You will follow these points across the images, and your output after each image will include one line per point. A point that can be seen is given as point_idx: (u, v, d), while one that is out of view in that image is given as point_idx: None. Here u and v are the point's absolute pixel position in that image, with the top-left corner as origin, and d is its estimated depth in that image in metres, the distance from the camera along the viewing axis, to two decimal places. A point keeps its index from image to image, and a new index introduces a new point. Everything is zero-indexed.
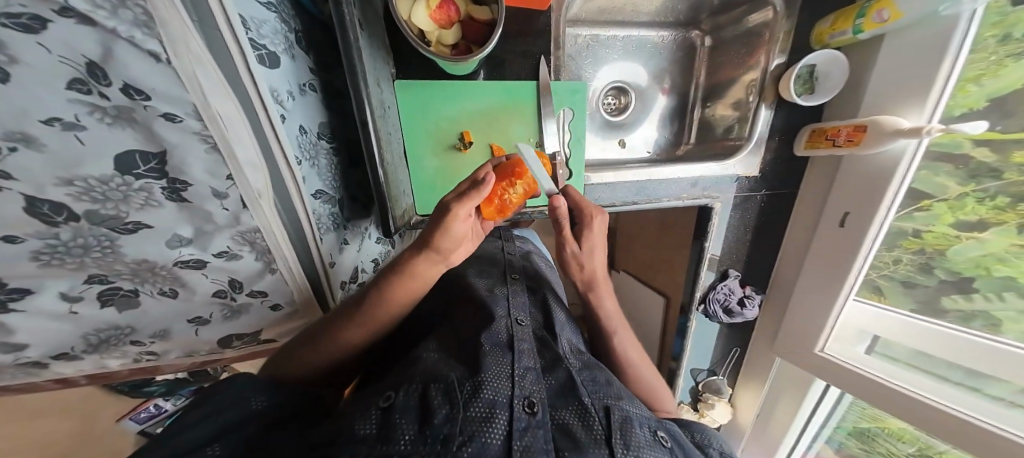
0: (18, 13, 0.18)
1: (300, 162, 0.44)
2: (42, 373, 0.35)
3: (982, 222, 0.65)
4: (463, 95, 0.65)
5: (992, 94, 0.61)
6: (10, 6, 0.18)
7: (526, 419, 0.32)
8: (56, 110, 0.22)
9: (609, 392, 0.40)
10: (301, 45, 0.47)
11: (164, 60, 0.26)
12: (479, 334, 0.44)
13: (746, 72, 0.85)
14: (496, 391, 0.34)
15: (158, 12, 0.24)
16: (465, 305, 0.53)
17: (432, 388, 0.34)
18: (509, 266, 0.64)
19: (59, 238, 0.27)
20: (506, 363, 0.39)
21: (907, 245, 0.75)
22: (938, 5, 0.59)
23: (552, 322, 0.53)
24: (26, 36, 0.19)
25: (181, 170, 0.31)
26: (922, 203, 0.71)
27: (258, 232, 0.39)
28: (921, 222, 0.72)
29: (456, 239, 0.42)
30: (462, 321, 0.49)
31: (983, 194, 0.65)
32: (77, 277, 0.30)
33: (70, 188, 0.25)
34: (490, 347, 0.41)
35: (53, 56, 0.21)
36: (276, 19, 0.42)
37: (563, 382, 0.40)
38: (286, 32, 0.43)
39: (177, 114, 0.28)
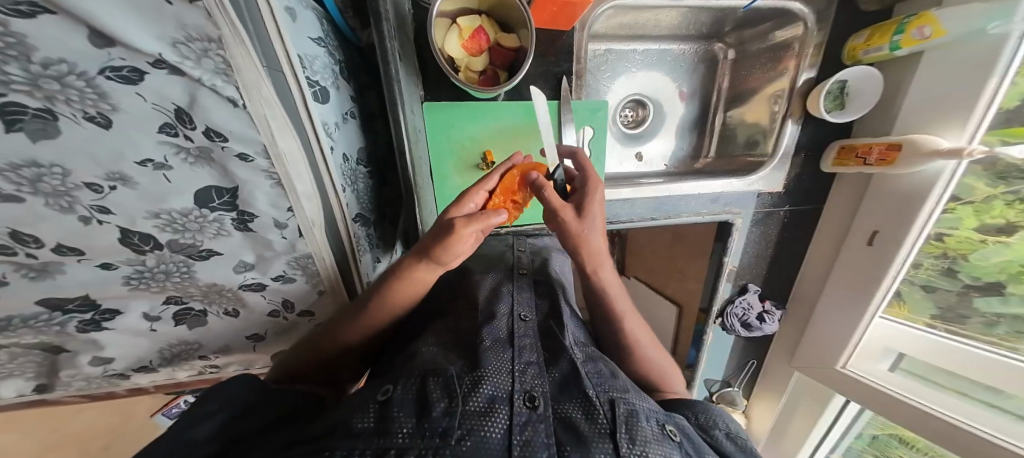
0: (120, 66, 0.21)
1: (344, 189, 0.46)
2: (128, 373, 0.41)
3: (1011, 225, 0.64)
4: (488, 116, 0.66)
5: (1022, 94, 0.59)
6: (113, 60, 0.21)
7: (529, 413, 0.32)
8: (149, 152, 0.26)
9: (614, 384, 0.39)
10: (344, 75, 0.50)
11: (241, 105, 0.28)
12: (480, 330, 0.44)
13: (773, 82, 0.83)
14: (496, 386, 0.34)
15: (236, 61, 0.26)
16: (462, 298, 0.53)
17: (431, 382, 0.33)
18: (517, 262, 0.64)
19: (145, 264, 0.31)
20: (506, 359, 0.39)
21: (930, 250, 0.71)
22: (987, 23, 0.57)
23: (560, 312, 0.53)
24: (128, 87, 0.22)
25: (249, 203, 0.33)
26: (948, 207, 0.67)
27: (311, 257, 0.41)
28: (946, 225, 0.69)
29: (457, 253, 0.41)
30: (462, 314, 0.49)
31: (1013, 197, 0.63)
32: (156, 299, 0.35)
33: (157, 219, 0.29)
34: (490, 343, 0.41)
35: (148, 104, 0.24)
36: (325, 53, 0.44)
37: (568, 374, 0.39)
38: (332, 65, 0.45)
39: (249, 154, 0.31)
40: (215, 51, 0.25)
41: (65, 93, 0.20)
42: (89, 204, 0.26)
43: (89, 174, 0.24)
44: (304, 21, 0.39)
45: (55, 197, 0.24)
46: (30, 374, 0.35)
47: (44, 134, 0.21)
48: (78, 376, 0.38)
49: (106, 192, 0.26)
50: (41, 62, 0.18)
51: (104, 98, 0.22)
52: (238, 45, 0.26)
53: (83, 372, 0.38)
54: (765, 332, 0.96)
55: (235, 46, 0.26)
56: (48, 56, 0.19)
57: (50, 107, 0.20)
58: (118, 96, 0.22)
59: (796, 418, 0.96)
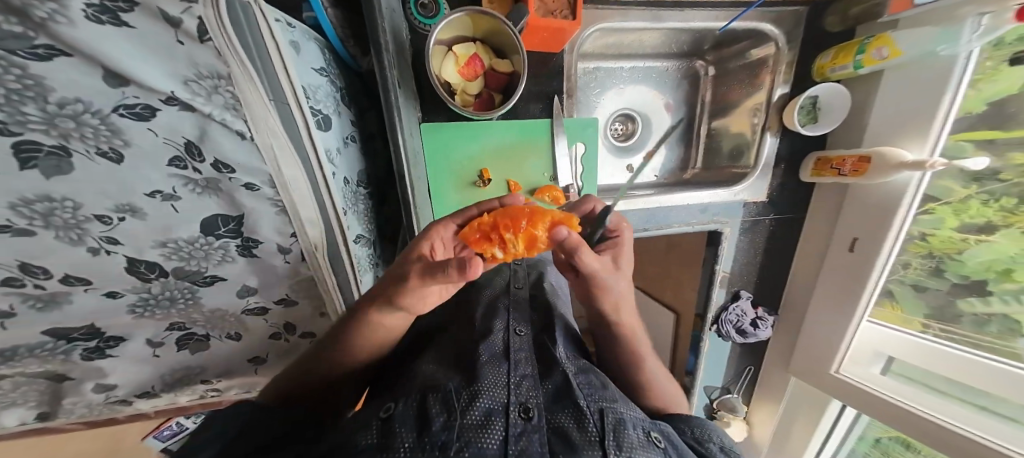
0: (134, 104, 0.23)
1: (345, 212, 0.47)
2: (130, 399, 0.41)
3: (992, 224, 0.67)
4: (483, 136, 0.68)
5: (990, 98, 0.63)
6: (127, 98, 0.22)
7: (523, 425, 0.33)
8: (159, 184, 0.27)
9: (604, 394, 0.40)
10: (345, 101, 0.52)
11: (248, 138, 0.30)
12: (476, 345, 0.45)
13: (752, 96, 0.88)
14: (493, 398, 0.35)
15: (245, 95, 0.28)
16: (458, 315, 0.55)
17: (430, 398, 0.33)
18: (513, 277, 0.63)
19: (150, 292, 0.32)
20: (503, 372, 0.39)
21: (914, 250, 0.76)
22: (937, 46, 0.62)
23: (550, 321, 0.55)
24: (139, 123, 0.23)
25: (253, 230, 0.35)
26: (927, 207, 0.72)
27: (312, 280, 0.42)
28: (926, 225, 0.73)
29: (424, 297, 0.35)
30: (460, 330, 0.50)
31: (988, 197, 0.66)
32: (161, 325, 0.35)
33: (163, 248, 0.30)
34: (487, 358, 0.41)
35: (159, 138, 0.25)
36: (327, 82, 0.46)
37: (560, 385, 0.41)
38: (334, 92, 0.47)
39: (255, 183, 0.32)
40: (224, 88, 0.26)
41: (80, 131, 0.21)
42: (98, 235, 0.27)
43: (98, 207, 0.25)
44: (307, 53, 0.41)
45: (65, 230, 0.25)
46: (33, 402, 0.36)
47: (57, 171, 0.22)
48: (81, 403, 0.38)
49: (115, 223, 0.27)
50: (57, 102, 0.19)
51: (117, 134, 0.23)
52: (246, 80, 0.27)
53: (86, 398, 0.38)
54: (759, 337, 0.98)
55: (244, 81, 0.27)
56: (65, 96, 0.20)
57: (64, 144, 0.21)
58: (131, 133, 0.23)
59: (796, 423, 0.97)
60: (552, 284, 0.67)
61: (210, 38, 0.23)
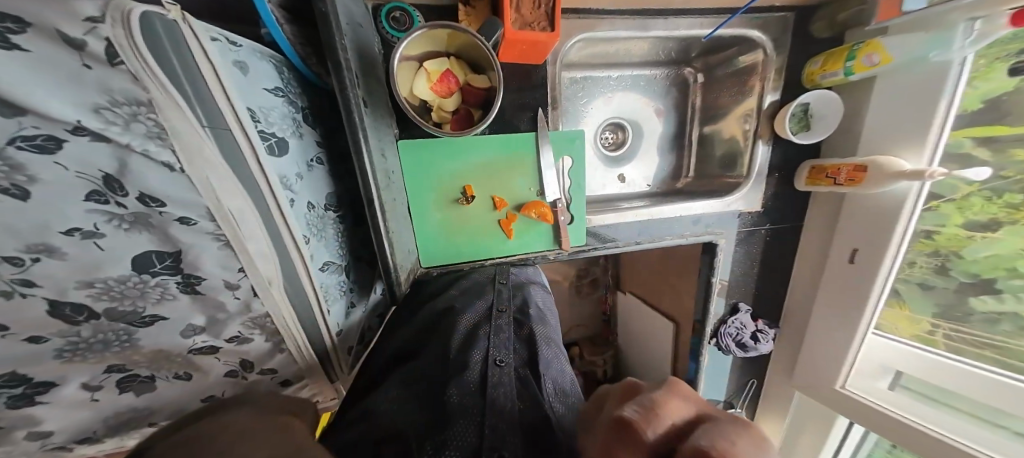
0: (34, 135, 0.19)
1: (308, 240, 0.44)
2: (71, 445, 0.38)
3: (995, 221, 0.64)
4: (466, 151, 0.66)
5: (986, 95, 0.61)
6: (24, 129, 0.19)
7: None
8: (77, 221, 0.24)
9: None
10: (308, 121, 0.50)
11: (178, 169, 0.27)
12: (445, 382, 0.39)
13: (744, 101, 0.85)
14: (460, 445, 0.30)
15: (172, 124, 0.25)
16: (433, 334, 0.50)
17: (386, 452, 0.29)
18: (498, 299, 0.58)
19: (80, 335, 0.29)
20: (476, 413, 0.34)
21: (919, 248, 0.72)
22: (929, 51, 0.60)
23: (538, 359, 0.47)
24: (43, 156, 0.20)
25: (195, 266, 0.32)
26: (930, 204, 0.69)
27: (269, 317, 0.40)
28: (930, 222, 0.70)
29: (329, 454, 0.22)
30: (433, 358, 0.44)
31: (991, 193, 0.63)
32: (97, 368, 0.32)
33: (90, 289, 0.27)
34: (461, 397, 0.37)
35: (71, 172, 0.22)
36: (285, 102, 0.44)
37: (539, 420, 0.36)
38: (293, 114, 0.45)
39: (191, 217, 0.29)
40: (145, 115, 0.24)
41: None
42: (11, 278, 0.23)
43: (4, 248, 0.22)
44: (257, 73, 0.39)
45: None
46: None
47: None
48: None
49: (28, 265, 0.23)
50: None
51: (20, 170, 0.20)
52: (174, 110, 0.25)
53: (19, 448, 0.35)
54: (761, 351, 0.94)
55: (171, 111, 0.25)
56: None
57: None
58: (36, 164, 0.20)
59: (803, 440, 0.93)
60: (538, 307, 0.60)
61: (122, 62, 0.21)
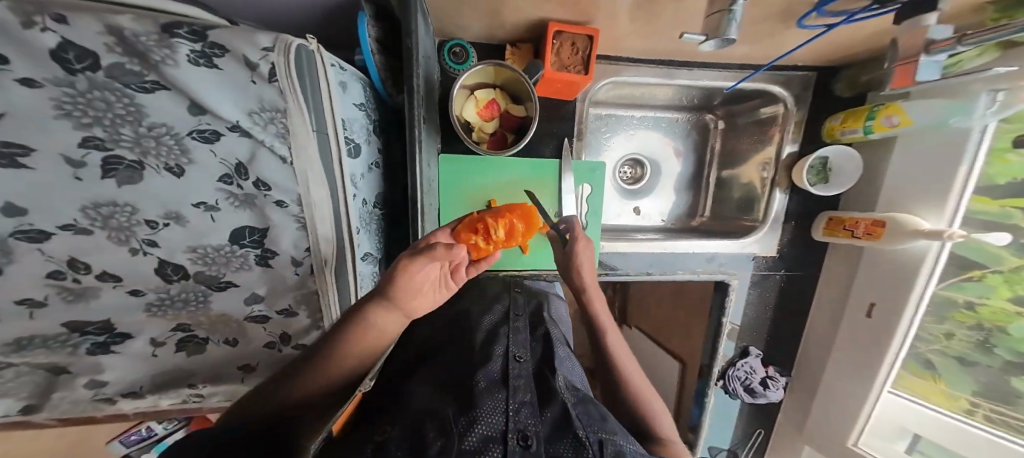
0: (205, 129, 0.28)
1: (359, 231, 0.50)
2: (117, 397, 0.42)
3: None
4: (494, 168, 0.72)
5: None
6: (201, 124, 0.27)
7: (520, 453, 0.28)
8: (204, 197, 0.31)
9: (603, 426, 0.36)
10: (376, 131, 0.58)
11: (288, 162, 0.33)
12: (472, 371, 0.40)
13: (761, 150, 0.88)
14: (489, 425, 0.30)
15: (292, 127, 0.31)
16: (455, 332, 0.53)
17: (427, 424, 0.29)
18: (513, 304, 0.60)
19: (168, 292, 0.35)
20: (502, 398, 0.35)
21: (958, 318, 0.68)
22: (950, 117, 0.61)
23: (551, 355, 0.51)
24: (204, 145, 0.28)
25: (274, 243, 0.37)
26: (971, 273, 0.65)
27: (316, 294, 0.43)
28: (973, 293, 0.66)
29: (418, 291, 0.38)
30: (462, 356, 0.46)
31: None
32: (166, 325, 0.37)
33: (192, 253, 0.33)
34: (485, 384, 0.37)
35: (216, 158, 0.29)
36: (364, 114, 0.51)
37: (558, 417, 0.36)
38: (367, 123, 0.53)
39: (285, 200, 0.35)
40: (276, 118, 0.30)
41: (157, 149, 0.26)
42: (142, 238, 0.30)
43: (149, 213, 0.29)
44: (352, 91, 0.47)
45: (117, 231, 0.28)
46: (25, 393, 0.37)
47: (129, 181, 0.27)
48: (68, 398, 0.40)
49: (159, 227, 0.30)
50: (148, 125, 0.25)
51: (185, 153, 0.28)
52: (299, 119, 0.31)
53: (76, 393, 0.40)
54: (769, 399, 0.90)
55: (296, 119, 0.31)
56: (155, 121, 0.25)
57: (141, 159, 0.26)
58: (194, 151, 0.28)
59: None
60: (551, 315, 0.65)
61: (276, 80, 0.28)
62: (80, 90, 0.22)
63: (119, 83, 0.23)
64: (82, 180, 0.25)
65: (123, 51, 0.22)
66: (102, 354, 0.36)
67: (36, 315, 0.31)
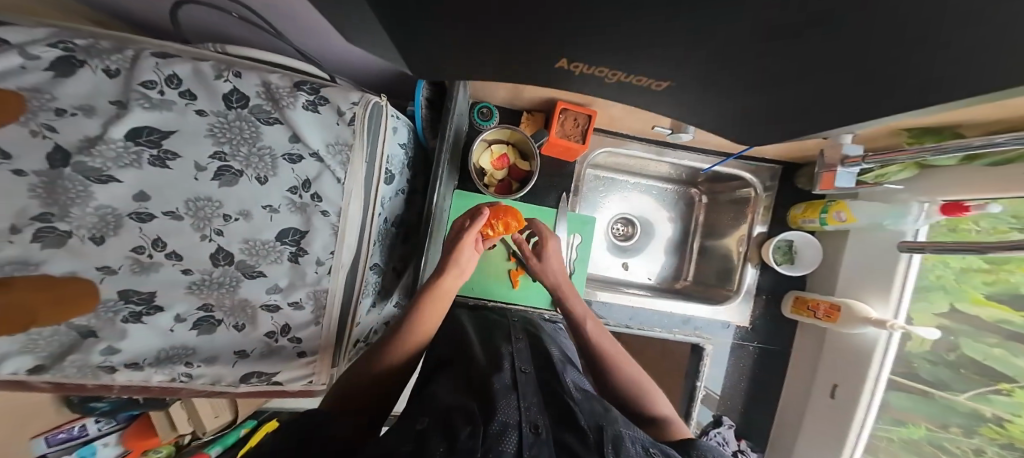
0: (293, 154, 0.45)
1: (375, 244, 0.59)
2: (117, 368, 0.45)
3: None
4: (499, 206, 0.80)
5: None
6: (291, 150, 0.45)
7: (533, 439, 0.37)
8: (271, 200, 0.44)
9: (605, 415, 0.44)
10: (409, 164, 0.69)
11: (341, 182, 0.48)
12: (485, 374, 0.47)
13: (739, 226, 0.96)
14: (507, 415, 0.39)
15: (349, 156, 0.48)
16: (455, 344, 0.58)
17: (456, 414, 0.38)
18: (510, 329, 0.63)
19: (211, 274, 0.44)
20: (514, 399, 0.42)
21: (987, 435, 0.61)
22: (885, 219, 0.71)
23: (551, 361, 0.56)
24: (289, 163, 0.45)
25: (308, 245, 0.48)
26: (998, 384, 0.59)
27: (326, 292, 0.51)
28: (1002, 408, 0.59)
29: (464, 260, 0.59)
30: (473, 358, 0.52)
31: None
32: (192, 302, 0.44)
33: (244, 244, 0.44)
34: (501, 387, 0.44)
35: (292, 174, 0.45)
36: (404, 152, 0.63)
37: (560, 413, 0.45)
38: (404, 158, 0.64)
39: (329, 211, 0.48)
40: (340, 152, 0.47)
41: (256, 163, 0.43)
42: (213, 228, 0.42)
43: (229, 209, 0.42)
44: (399, 134, 0.60)
45: (199, 219, 0.42)
46: (44, 353, 0.40)
47: (227, 182, 0.42)
48: (76, 363, 0.42)
49: (231, 220, 0.43)
50: (259, 146, 0.43)
51: (272, 168, 0.44)
52: (355, 154, 0.48)
53: (84, 359, 0.42)
54: None
55: (353, 154, 0.48)
56: (265, 145, 0.43)
57: (242, 169, 0.42)
58: (279, 167, 0.44)
59: None
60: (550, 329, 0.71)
61: (354, 123, 0.47)
62: (228, 120, 0.41)
63: (252, 117, 0.43)
64: (197, 180, 0.40)
65: (263, 99, 0.43)
66: (131, 323, 0.42)
67: (103, 280, 0.39)
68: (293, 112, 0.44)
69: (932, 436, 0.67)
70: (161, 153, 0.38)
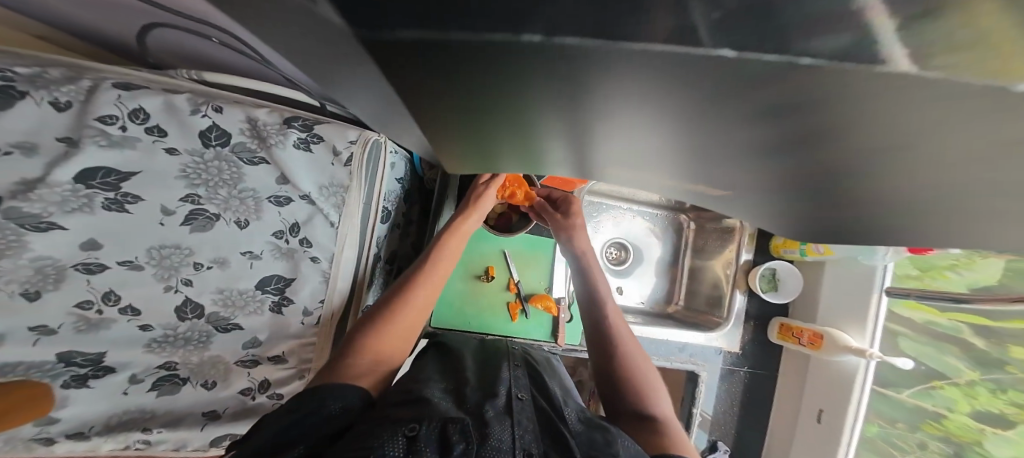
0: (281, 196, 0.48)
1: (372, 286, 0.61)
2: (60, 437, 0.45)
3: (1006, 417, 0.62)
4: (499, 237, 0.76)
5: (971, 284, 0.66)
6: (280, 192, 0.48)
7: None
8: (253, 246, 0.47)
9: (607, 449, 0.38)
10: (409, 197, 0.69)
11: (336, 225, 0.52)
12: (479, 401, 0.44)
13: (725, 251, 0.97)
14: (500, 439, 0.37)
15: (345, 198, 0.52)
16: (455, 356, 0.55)
17: (450, 427, 0.36)
18: (511, 353, 0.58)
19: (176, 329, 0.46)
20: (508, 426, 0.40)
21: (927, 429, 0.71)
22: (859, 256, 0.75)
23: (553, 390, 0.50)
24: (276, 206, 0.48)
25: (294, 293, 0.51)
26: (931, 382, 0.70)
27: (314, 344, 0.53)
28: (939, 403, 0.70)
29: (465, 230, 0.62)
30: (474, 376, 0.49)
31: (995, 386, 0.63)
32: (155, 361, 0.46)
33: (218, 295, 0.47)
34: (494, 414, 0.41)
35: (278, 217, 0.48)
36: (401, 187, 0.64)
37: (556, 436, 0.41)
38: (402, 195, 0.65)
39: (320, 257, 0.51)
40: (335, 194, 0.51)
41: (237, 206, 0.46)
42: (181, 277, 0.45)
43: (201, 258, 0.45)
44: (396, 170, 0.61)
45: (165, 269, 0.44)
46: None
47: (201, 227, 0.44)
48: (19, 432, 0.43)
49: (204, 269, 0.45)
50: (240, 188, 0.46)
51: (256, 212, 0.47)
52: (350, 198, 0.52)
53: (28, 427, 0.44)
54: None
55: (349, 198, 0.52)
56: (247, 187, 0.46)
57: (219, 212, 0.45)
58: (263, 210, 0.47)
59: None
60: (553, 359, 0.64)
61: (349, 164, 0.51)
62: (206, 159, 0.44)
63: (233, 157, 0.45)
64: (163, 224, 0.43)
65: (247, 135, 0.46)
66: (78, 386, 0.43)
67: (38, 341, 0.39)
68: (282, 152, 0.47)
69: (880, 432, 0.76)
70: (118, 195, 0.40)
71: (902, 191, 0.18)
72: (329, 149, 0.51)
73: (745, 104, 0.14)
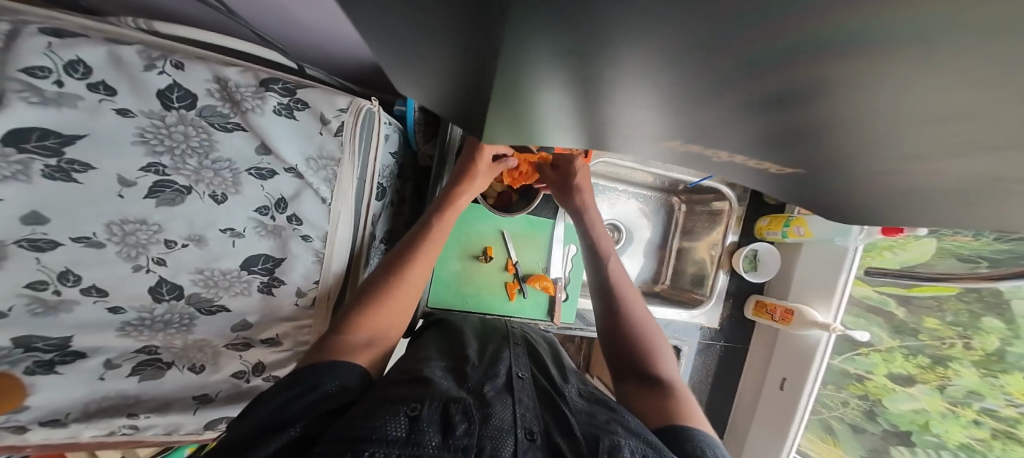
0: (263, 168, 0.44)
1: (366, 266, 0.59)
2: (31, 427, 0.42)
3: (911, 376, 0.74)
4: (496, 215, 0.74)
5: (902, 262, 0.76)
6: (261, 164, 0.44)
7: (527, 446, 0.36)
8: (234, 224, 0.44)
9: (606, 424, 0.40)
10: (401, 172, 0.65)
11: (327, 202, 0.49)
12: (479, 381, 0.44)
13: (711, 233, 1.00)
14: (502, 420, 0.38)
15: (337, 171, 0.48)
16: (453, 336, 0.55)
17: (452, 407, 0.37)
18: (509, 333, 0.58)
19: (154, 311, 0.43)
20: (508, 405, 0.41)
21: (852, 389, 0.82)
22: (835, 237, 0.79)
23: (549, 372, 0.51)
24: (258, 180, 0.44)
25: (285, 273, 0.48)
26: (860, 349, 0.80)
27: (309, 325, 0.53)
28: (861, 366, 0.81)
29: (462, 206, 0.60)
30: (474, 357, 0.49)
31: (908, 351, 0.74)
32: (133, 345, 0.43)
33: (197, 275, 0.43)
34: (495, 393, 0.42)
35: (262, 192, 0.45)
36: (393, 162, 0.60)
37: (556, 418, 0.42)
38: (394, 169, 0.61)
39: (311, 236, 0.49)
40: (326, 167, 0.47)
41: (211, 178, 0.42)
42: (152, 256, 0.41)
43: (172, 234, 0.41)
44: (389, 143, 0.57)
45: (130, 247, 0.39)
46: None
47: (170, 201, 0.40)
48: None
49: (179, 247, 0.42)
50: (213, 159, 0.41)
51: (236, 185, 0.43)
52: (341, 171, 0.48)
53: None
54: None
55: (341, 171, 0.48)
56: (220, 157, 0.42)
57: (190, 185, 0.41)
58: (243, 183, 0.43)
59: None
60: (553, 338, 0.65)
61: (340, 134, 0.47)
62: (167, 123, 0.38)
63: (202, 122, 0.40)
64: (123, 196, 0.38)
65: (217, 97, 0.40)
66: (44, 374, 0.40)
67: None
68: (259, 118, 0.42)
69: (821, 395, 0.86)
70: (63, 163, 0.34)
71: (926, 180, 0.18)
72: (316, 117, 0.46)
73: (773, 92, 0.13)
